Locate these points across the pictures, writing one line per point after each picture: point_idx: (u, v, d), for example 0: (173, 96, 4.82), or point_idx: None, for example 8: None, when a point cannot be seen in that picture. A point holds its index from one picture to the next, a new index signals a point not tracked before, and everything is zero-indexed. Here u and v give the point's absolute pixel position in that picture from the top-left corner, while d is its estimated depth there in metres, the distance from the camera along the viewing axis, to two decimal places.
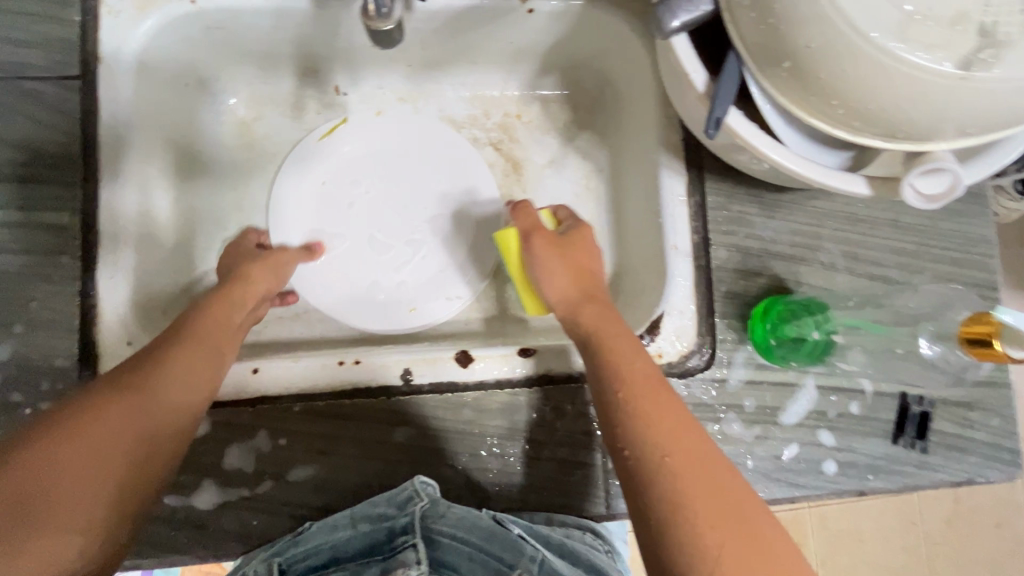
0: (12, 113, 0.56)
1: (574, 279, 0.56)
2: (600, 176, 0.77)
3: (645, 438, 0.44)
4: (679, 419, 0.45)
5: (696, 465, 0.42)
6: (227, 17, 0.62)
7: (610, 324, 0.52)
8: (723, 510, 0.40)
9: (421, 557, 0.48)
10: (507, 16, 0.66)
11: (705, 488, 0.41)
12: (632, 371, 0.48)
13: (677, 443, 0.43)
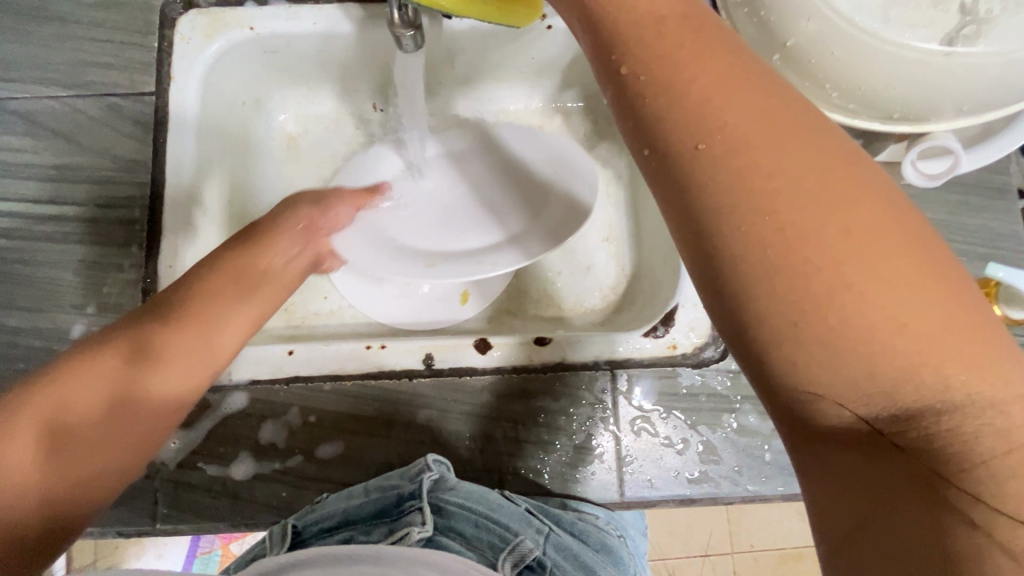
0: (97, 125, 0.65)
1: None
2: (619, 183, 0.82)
3: (691, 104, 0.29)
4: (741, 106, 0.28)
5: (767, 119, 0.28)
6: (280, 41, 0.70)
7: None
8: (809, 207, 0.26)
9: (425, 519, 0.51)
10: (530, 33, 0.71)
11: (789, 163, 0.27)
12: (681, 38, 0.30)
13: (749, 154, 0.27)
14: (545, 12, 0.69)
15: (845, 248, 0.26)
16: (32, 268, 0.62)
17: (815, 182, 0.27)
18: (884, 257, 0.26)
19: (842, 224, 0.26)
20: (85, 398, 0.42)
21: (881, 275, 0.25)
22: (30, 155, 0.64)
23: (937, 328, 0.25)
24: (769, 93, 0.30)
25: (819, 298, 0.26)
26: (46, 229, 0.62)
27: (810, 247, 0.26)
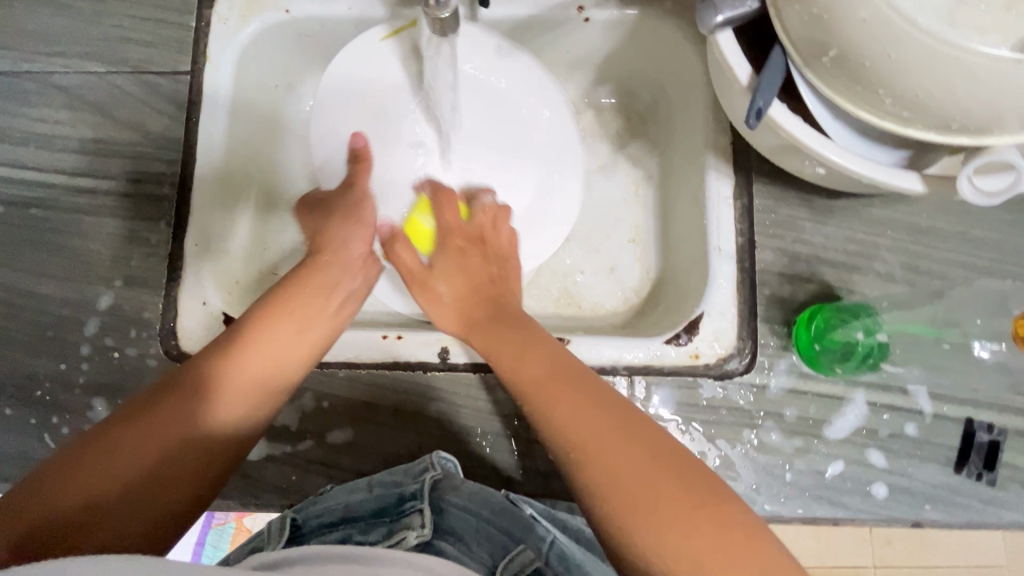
0: (133, 101, 0.66)
1: (478, 293, 0.59)
2: (648, 183, 0.79)
3: (552, 405, 0.44)
4: (577, 400, 0.43)
5: (586, 402, 0.43)
6: (314, 25, 0.70)
7: (502, 344, 0.52)
8: (619, 461, 0.39)
9: (424, 521, 0.51)
10: (566, 25, 0.69)
11: (596, 425, 0.41)
12: (523, 379, 0.47)
13: (577, 436, 0.41)
14: (582, 4, 0.67)
15: (648, 502, 0.37)
16: (64, 239, 0.63)
17: (620, 446, 0.40)
18: (676, 498, 0.37)
19: (647, 487, 0.38)
20: (144, 429, 0.43)
21: (660, 515, 0.37)
22: (67, 129, 0.65)
23: (726, 543, 0.35)
24: (595, 381, 0.46)
25: (649, 540, 0.36)
26: (79, 201, 0.64)
27: (611, 486, 0.39)
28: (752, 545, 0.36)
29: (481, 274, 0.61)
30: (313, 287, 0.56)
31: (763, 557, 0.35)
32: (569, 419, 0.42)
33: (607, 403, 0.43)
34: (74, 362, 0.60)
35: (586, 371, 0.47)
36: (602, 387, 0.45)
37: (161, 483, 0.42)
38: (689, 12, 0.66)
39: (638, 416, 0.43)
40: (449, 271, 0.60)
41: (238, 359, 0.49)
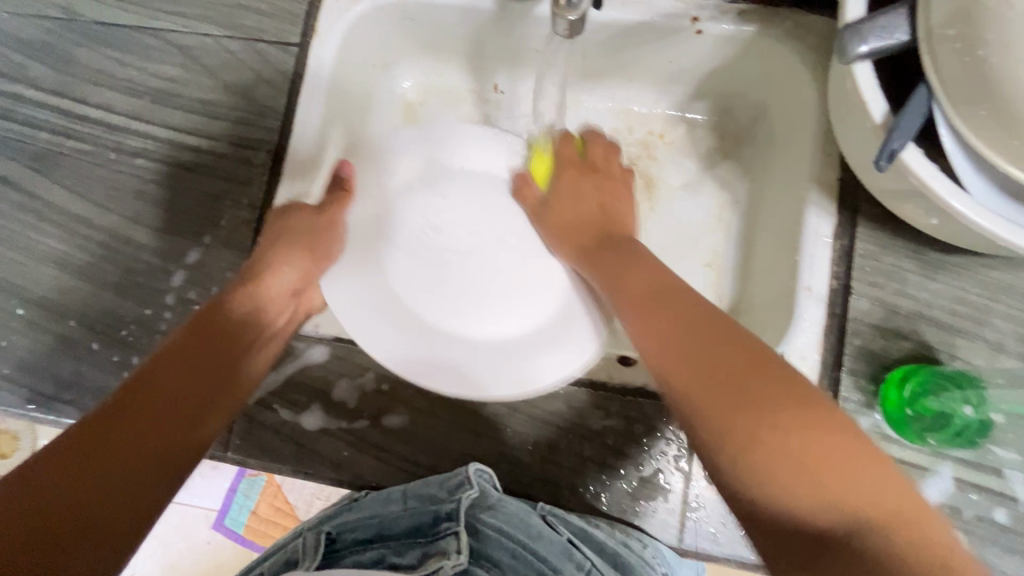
0: (242, 68, 0.68)
1: (591, 227, 0.64)
2: (734, 208, 0.76)
3: (673, 344, 0.45)
4: (700, 329, 0.45)
5: (739, 356, 0.42)
6: (421, 10, 0.69)
7: (636, 294, 0.52)
8: (745, 393, 0.40)
9: (461, 547, 0.51)
10: (676, 35, 0.66)
11: (731, 362, 0.42)
12: (651, 305, 0.50)
13: (679, 349, 0.45)
14: (698, 15, 0.64)
15: (752, 404, 0.39)
16: (165, 191, 0.66)
17: (745, 374, 0.41)
18: (808, 422, 0.38)
19: (756, 411, 0.39)
20: (103, 432, 0.43)
21: (783, 442, 0.37)
22: (180, 87, 0.68)
23: (854, 461, 0.37)
24: (712, 311, 0.47)
25: (735, 419, 0.39)
26: (180, 158, 0.67)
27: (746, 423, 0.39)
28: (882, 481, 0.36)
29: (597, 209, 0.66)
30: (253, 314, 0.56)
31: (893, 490, 0.36)
32: (697, 355, 0.43)
33: (722, 338, 0.44)
34: (159, 309, 0.63)
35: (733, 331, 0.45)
36: (729, 328, 0.45)
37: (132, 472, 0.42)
38: (813, 34, 0.62)
39: (763, 355, 0.42)
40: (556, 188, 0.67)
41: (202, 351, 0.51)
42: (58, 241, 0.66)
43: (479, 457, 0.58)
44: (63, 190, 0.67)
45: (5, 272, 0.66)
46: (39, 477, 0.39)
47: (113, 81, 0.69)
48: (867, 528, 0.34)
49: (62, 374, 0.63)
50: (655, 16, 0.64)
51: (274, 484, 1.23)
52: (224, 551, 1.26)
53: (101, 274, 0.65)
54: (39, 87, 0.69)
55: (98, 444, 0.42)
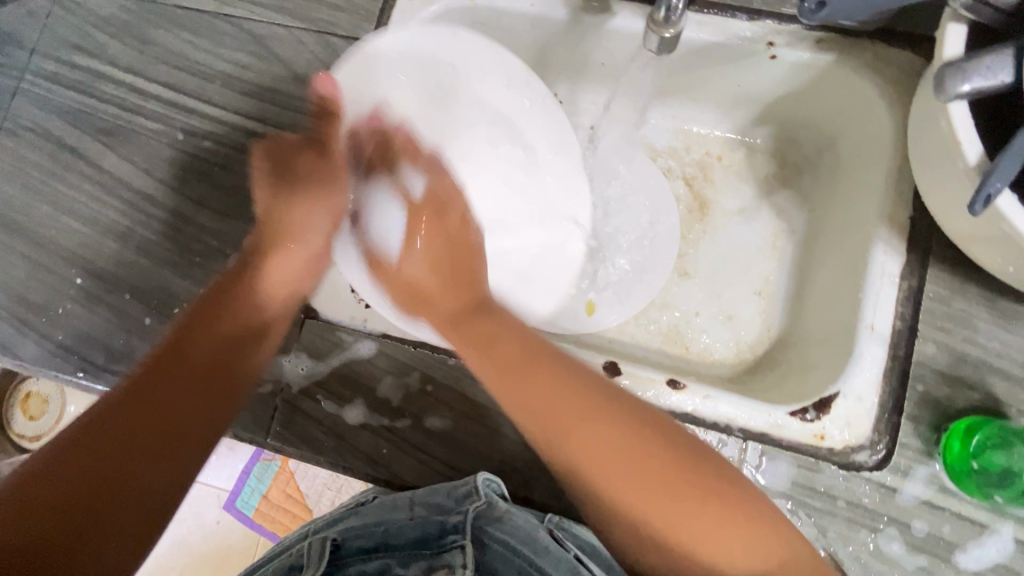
0: (314, 60, 0.69)
1: (451, 266, 0.56)
2: (789, 238, 0.75)
3: (533, 413, 0.50)
4: (571, 403, 0.49)
5: (557, 395, 0.50)
6: (493, 16, 0.69)
7: (515, 340, 0.53)
8: (601, 448, 0.48)
9: (466, 563, 0.52)
10: (749, 59, 0.66)
11: (597, 427, 0.48)
12: (491, 362, 0.52)
13: (534, 416, 0.50)
14: (774, 41, 0.63)
15: (631, 462, 0.47)
16: (228, 174, 0.67)
17: (613, 436, 0.48)
18: (694, 511, 0.46)
19: (633, 464, 0.48)
20: (100, 432, 0.47)
21: (642, 480, 0.47)
22: (251, 74, 0.69)
23: (689, 499, 0.47)
24: (516, 330, 0.54)
25: (601, 479, 0.48)
26: (246, 143, 0.68)
27: (603, 470, 0.48)
28: (742, 516, 0.47)
29: (465, 273, 0.57)
30: (279, 284, 0.61)
31: (740, 514, 0.47)
32: (576, 448, 0.48)
33: (589, 392, 0.50)
34: None
35: (569, 399, 0.49)
36: (603, 394, 0.50)
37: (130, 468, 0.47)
38: (895, 69, 0.60)
39: (597, 398, 0.50)
40: (429, 259, 0.56)
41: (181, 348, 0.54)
42: (121, 214, 0.68)
43: (519, 468, 0.58)
44: (130, 165, 0.69)
45: (68, 240, 0.68)
46: (54, 469, 0.45)
47: (187, 64, 0.70)
48: (719, 567, 0.46)
49: (114, 344, 0.65)
50: (730, 39, 0.63)
51: (287, 470, 1.24)
52: (233, 532, 1.27)
53: (161, 250, 0.67)
54: (116, 64, 0.71)
55: (99, 446, 0.47)
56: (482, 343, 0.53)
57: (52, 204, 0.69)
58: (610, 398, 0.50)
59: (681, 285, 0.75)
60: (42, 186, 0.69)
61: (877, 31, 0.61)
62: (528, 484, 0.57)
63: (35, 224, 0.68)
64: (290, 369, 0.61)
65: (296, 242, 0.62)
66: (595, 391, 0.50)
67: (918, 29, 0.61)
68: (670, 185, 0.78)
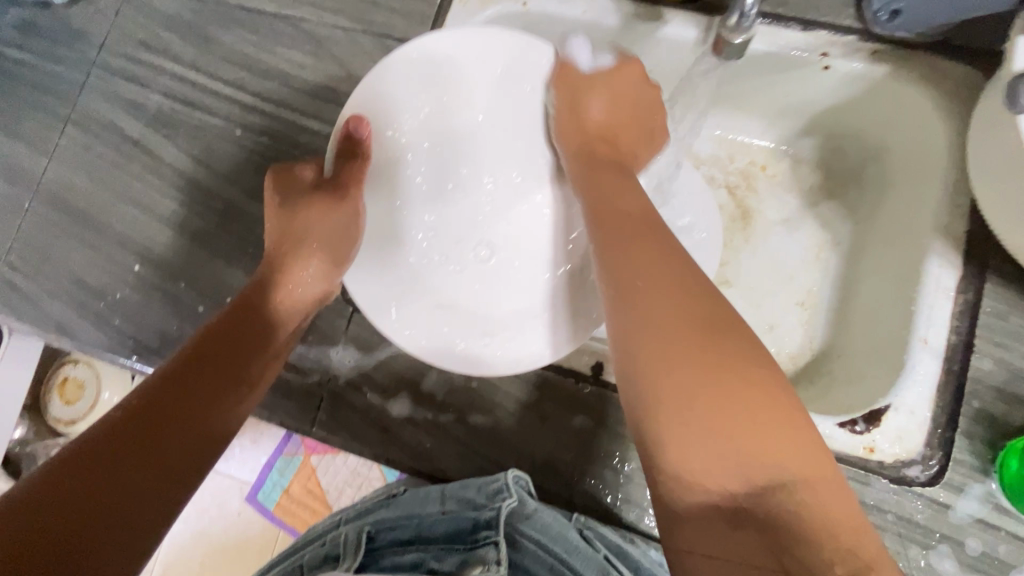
0: (369, 62, 0.71)
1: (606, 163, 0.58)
2: (833, 249, 0.74)
3: (616, 254, 0.46)
4: (687, 279, 0.43)
5: (671, 282, 0.43)
6: (545, 22, 0.70)
7: (651, 261, 0.44)
8: (668, 330, 0.40)
9: (500, 558, 0.49)
10: (801, 69, 0.66)
11: (675, 302, 0.41)
12: (629, 228, 0.48)
13: (649, 305, 0.42)
14: (828, 51, 0.63)
15: (707, 351, 0.39)
16: None
17: (719, 338, 0.39)
18: (730, 378, 0.38)
19: (712, 365, 0.38)
20: (159, 407, 0.45)
21: (749, 416, 0.37)
22: (308, 72, 0.71)
23: (772, 423, 0.37)
24: (670, 244, 0.47)
25: (680, 400, 0.38)
26: (301, 141, 0.70)
27: (718, 397, 0.37)
28: (771, 393, 0.38)
29: (614, 168, 0.57)
30: (287, 309, 0.58)
31: (786, 411, 0.38)
32: (659, 308, 0.41)
33: (710, 303, 0.42)
34: None
35: (636, 245, 0.46)
36: (689, 284, 0.43)
37: (174, 455, 0.43)
38: (954, 83, 0.60)
39: (710, 319, 0.41)
40: (603, 94, 0.61)
41: (238, 322, 0.53)
42: (178, 205, 0.70)
43: (562, 468, 0.58)
44: (189, 157, 0.71)
45: (127, 229, 0.70)
46: (98, 446, 0.41)
47: (247, 62, 0.73)
48: (806, 513, 0.35)
49: (167, 331, 0.67)
50: (785, 49, 0.63)
51: (309, 466, 1.25)
52: (255, 526, 1.28)
53: (214, 241, 0.68)
54: (179, 61, 0.74)
55: (145, 430, 0.43)
56: (609, 229, 0.48)
57: (112, 193, 0.71)
58: (676, 257, 0.45)
59: (721, 294, 0.75)
60: (104, 176, 0.72)
61: (935, 43, 0.61)
62: (569, 485, 0.58)
63: (96, 213, 0.71)
64: (338, 361, 0.62)
65: (298, 288, 0.59)
66: (685, 274, 0.44)
67: (978, 42, 0.60)
68: (713, 194, 0.78)
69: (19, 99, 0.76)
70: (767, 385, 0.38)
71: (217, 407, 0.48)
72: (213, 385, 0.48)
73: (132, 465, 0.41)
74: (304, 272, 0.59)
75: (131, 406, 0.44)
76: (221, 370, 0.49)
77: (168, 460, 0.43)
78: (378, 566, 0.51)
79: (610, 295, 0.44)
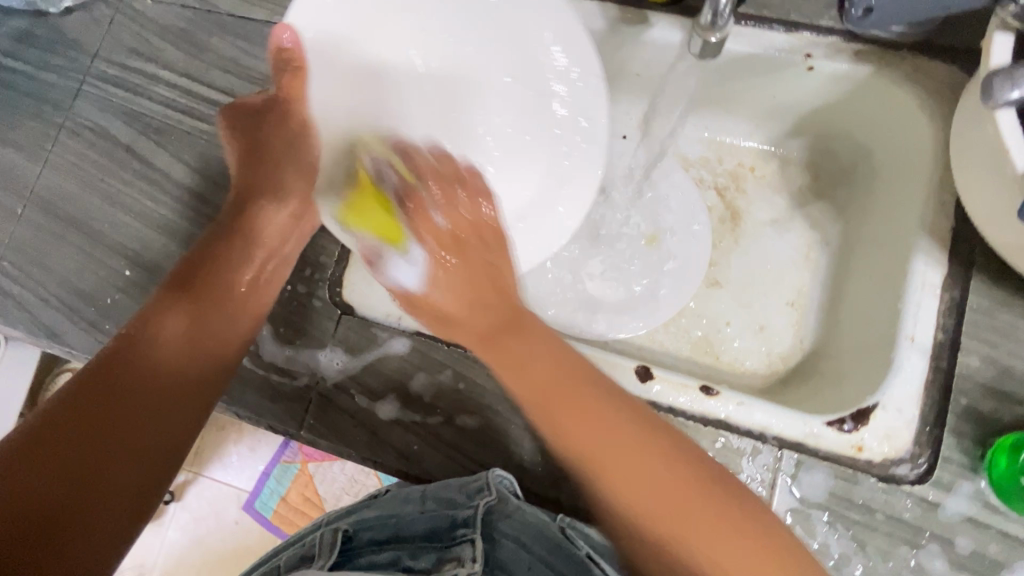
0: None
1: (474, 289, 0.51)
2: (822, 250, 0.74)
3: (515, 359, 0.50)
4: (578, 379, 0.49)
5: (594, 413, 0.48)
6: None
7: (547, 366, 0.49)
8: (603, 456, 0.47)
9: (476, 555, 0.48)
10: (785, 70, 0.66)
11: (597, 429, 0.47)
12: (503, 355, 0.50)
13: (557, 425, 0.48)
14: (811, 52, 0.63)
15: (646, 461, 0.47)
16: None
17: (626, 449, 0.47)
18: (665, 492, 0.46)
19: (644, 483, 0.46)
20: (117, 378, 0.47)
21: (693, 521, 0.45)
22: None
23: (712, 515, 0.45)
24: (555, 343, 0.51)
25: (631, 512, 0.47)
26: None
27: (648, 505, 0.46)
28: (696, 487, 0.46)
29: (484, 288, 0.51)
30: (249, 266, 0.58)
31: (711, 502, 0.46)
32: (588, 442, 0.47)
33: (602, 405, 0.48)
34: None
35: (493, 291, 0.51)
36: (577, 386, 0.49)
37: (140, 424, 0.46)
38: (937, 82, 0.60)
39: (603, 414, 0.48)
40: (450, 275, 0.51)
41: (195, 283, 0.54)
42: (169, 210, 0.71)
43: (549, 468, 0.58)
44: (181, 163, 0.72)
45: (119, 234, 0.71)
46: (58, 422, 0.43)
47: (239, 69, 0.73)
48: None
49: None
50: (769, 50, 0.64)
51: (305, 473, 1.25)
52: (250, 534, 1.28)
53: None
54: (171, 68, 0.75)
55: (105, 402, 0.45)
56: (512, 369, 0.50)
57: (105, 200, 0.72)
58: (556, 346, 0.50)
59: (711, 295, 0.75)
60: (97, 183, 0.73)
61: (917, 42, 0.61)
62: (557, 486, 0.57)
63: (88, 219, 0.72)
64: (326, 363, 0.62)
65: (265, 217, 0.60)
66: (570, 373, 0.49)
67: (960, 41, 0.60)
68: (702, 195, 0.78)
69: (13, 107, 0.76)
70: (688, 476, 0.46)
71: (180, 368, 0.50)
72: (172, 346, 0.50)
73: (98, 436, 0.44)
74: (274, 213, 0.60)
75: (86, 380, 0.46)
76: (176, 333, 0.50)
77: (137, 426, 0.46)
78: (355, 564, 0.50)
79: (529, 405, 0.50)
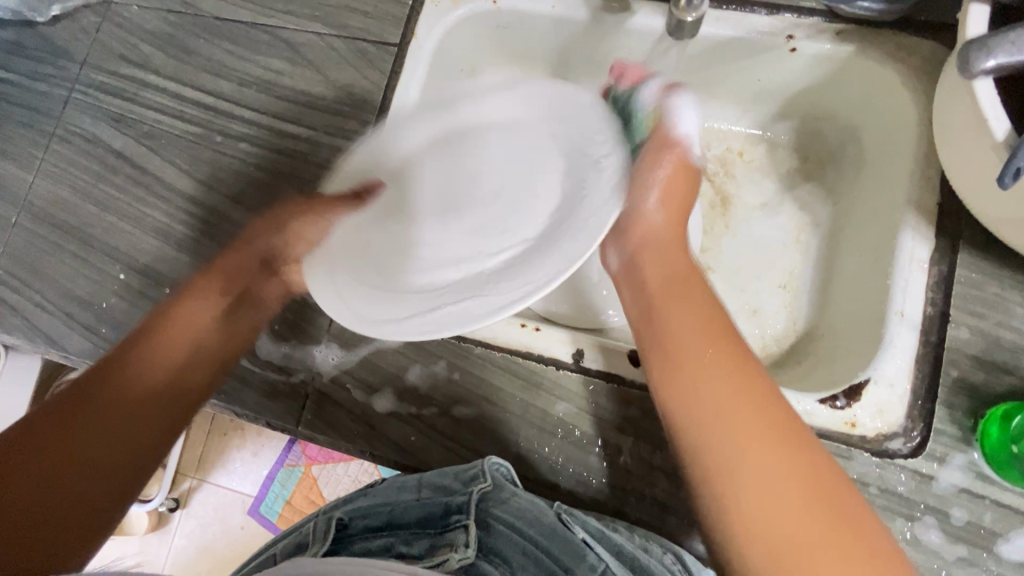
0: (344, 64, 0.72)
1: (682, 209, 0.61)
2: (813, 231, 0.75)
3: (715, 397, 0.48)
4: (711, 337, 0.51)
5: (705, 352, 0.50)
6: (517, 19, 0.71)
7: (686, 332, 0.51)
8: (723, 419, 0.47)
9: (469, 540, 0.49)
10: (770, 53, 0.66)
11: (730, 397, 0.47)
12: (673, 353, 0.51)
13: (662, 326, 0.52)
14: (794, 34, 0.64)
15: (757, 445, 0.45)
16: (263, 174, 0.70)
17: (737, 390, 0.48)
18: (786, 478, 0.44)
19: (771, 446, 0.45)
20: (137, 376, 0.54)
21: (781, 506, 0.43)
22: (286, 78, 0.73)
23: (814, 518, 0.43)
24: (711, 303, 0.53)
25: (733, 495, 0.45)
26: (281, 145, 0.71)
27: (764, 485, 0.44)
28: (813, 486, 0.44)
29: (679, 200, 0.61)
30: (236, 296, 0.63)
31: (819, 497, 0.43)
32: (731, 404, 0.47)
33: (727, 342, 0.50)
34: None
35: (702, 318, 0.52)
36: (695, 346, 0.50)
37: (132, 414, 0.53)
38: (919, 58, 0.61)
39: (737, 375, 0.48)
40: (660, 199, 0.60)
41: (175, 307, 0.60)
42: (163, 214, 0.71)
43: (545, 456, 0.58)
44: (172, 166, 0.72)
45: (113, 239, 0.71)
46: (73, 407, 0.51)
47: (226, 71, 0.74)
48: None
49: None
50: (753, 34, 0.64)
51: (310, 476, 1.25)
52: (256, 538, 1.28)
53: (198, 247, 0.69)
54: (160, 73, 0.75)
55: (104, 398, 0.52)
56: (674, 365, 0.50)
57: (98, 205, 0.72)
58: (732, 355, 0.49)
59: None
60: (90, 189, 0.73)
61: (898, 21, 0.62)
62: (555, 472, 0.58)
63: (83, 225, 0.72)
64: (322, 359, 0.62)
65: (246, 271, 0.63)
66: (694, 333, 0.51)
67: (939, 18, 0.61)
68: None
69: (5, 118, 0.77)
70: (816, 472, 0.44)
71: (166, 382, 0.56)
72: (166, 374, 0.56)
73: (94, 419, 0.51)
74: (194, 309, 0.60)
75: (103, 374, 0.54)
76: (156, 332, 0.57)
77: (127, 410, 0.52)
78: (349, 551, 0.50)
79: (683, 426, 0.48)
